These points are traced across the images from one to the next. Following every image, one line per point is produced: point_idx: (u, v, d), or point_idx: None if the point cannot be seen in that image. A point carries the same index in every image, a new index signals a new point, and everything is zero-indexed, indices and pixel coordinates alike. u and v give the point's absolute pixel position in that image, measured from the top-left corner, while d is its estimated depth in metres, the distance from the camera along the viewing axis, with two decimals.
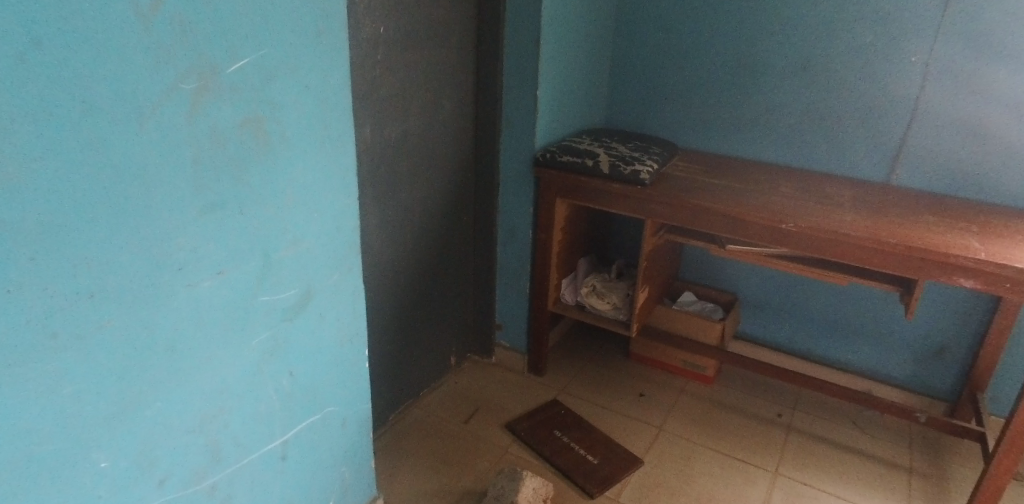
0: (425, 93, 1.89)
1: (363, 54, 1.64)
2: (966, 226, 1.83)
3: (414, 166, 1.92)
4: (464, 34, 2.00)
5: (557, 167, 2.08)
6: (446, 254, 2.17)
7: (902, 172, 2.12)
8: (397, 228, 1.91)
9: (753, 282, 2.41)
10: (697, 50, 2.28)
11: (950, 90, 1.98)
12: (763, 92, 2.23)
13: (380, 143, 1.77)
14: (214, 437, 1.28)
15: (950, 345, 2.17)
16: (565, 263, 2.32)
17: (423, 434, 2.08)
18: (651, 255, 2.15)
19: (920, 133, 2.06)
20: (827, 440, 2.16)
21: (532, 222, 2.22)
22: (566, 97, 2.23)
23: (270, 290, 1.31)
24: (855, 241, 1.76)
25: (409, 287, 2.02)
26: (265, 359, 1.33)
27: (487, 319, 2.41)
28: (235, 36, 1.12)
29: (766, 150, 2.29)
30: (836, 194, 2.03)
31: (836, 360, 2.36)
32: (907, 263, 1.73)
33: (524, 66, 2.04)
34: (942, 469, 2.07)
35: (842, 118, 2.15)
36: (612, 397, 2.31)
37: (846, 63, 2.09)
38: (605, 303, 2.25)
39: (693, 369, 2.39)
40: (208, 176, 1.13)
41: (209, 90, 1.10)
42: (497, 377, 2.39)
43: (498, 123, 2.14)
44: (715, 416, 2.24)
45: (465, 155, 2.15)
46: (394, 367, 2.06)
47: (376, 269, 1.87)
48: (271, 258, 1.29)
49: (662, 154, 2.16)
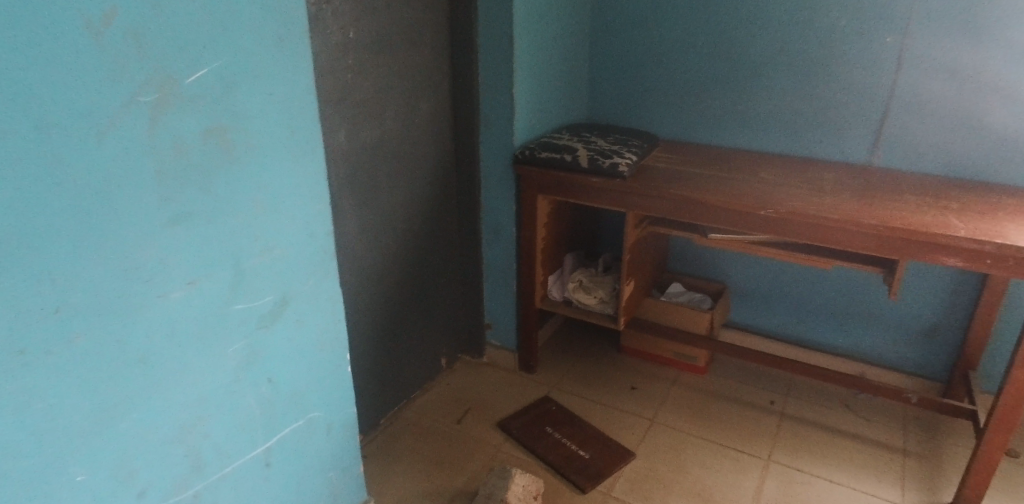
0: (400, 95, 1.90)
1: (333, 60, 1.64)
2: (947, 204, 1.83)
3: (392, 169, 1.92)
4: (437, 34, 2.00)
5: (538, 164, 2.07)
6: (431, 254, 2.17)
7: (885, 153, 2.11)
8: (378, 232, 1.92)
9: (741, 270, 2.40)
10: (673, 40, 2.28)
11: (926, 69, 1.98)
12: (742, 80, 2.23)
13: (357, 147, 1.78)
14: (195, 446, 1.28)
15: (941, 324, 2.16)
16: (551, 259, 2.32)
17: (416, 435, 2.09)
18: (636, 248, 2.15)
19: (901, 113, 2.05)
20: (821, 425, 2.16)
21: (516, 220, 2.23)
22: (544, 94, 2.22)
23: (244, 297, 1.30)
24: (835, 224, 1.76)
25: (393, 291, 2.03)
26: (242, 367, 1.33)
27: (477, 320, 2.41)
28: (194, 47, 1.12)
29: (748, 138, 2.29)
30: (818, 178, 2.02)
31: (827, 345, 2.35)
32: (888, 244, 1.73)
33: (499, 65, 2.05)
34: (935, 449, 2.06)
35: (821, 101, 2.14)
36: (604, 391, 2.31)
37: (822, 47, 2.09)
38: (592, 297, 2.24)
39: (685, 360, 2.39)
40: (172, 187, 1.13)
41: (169, 101, 1.10)
42: (489, 377, 2.39)
43: (477, 123, 2.14)
44: (708, 406, 2.23)
45: (445, 154, 2.15)
46: (383, 370, 2.06)
47: (360, 273, 1.87)
48: (243, 266, 1.29)
49: (642, 146, 2.16)
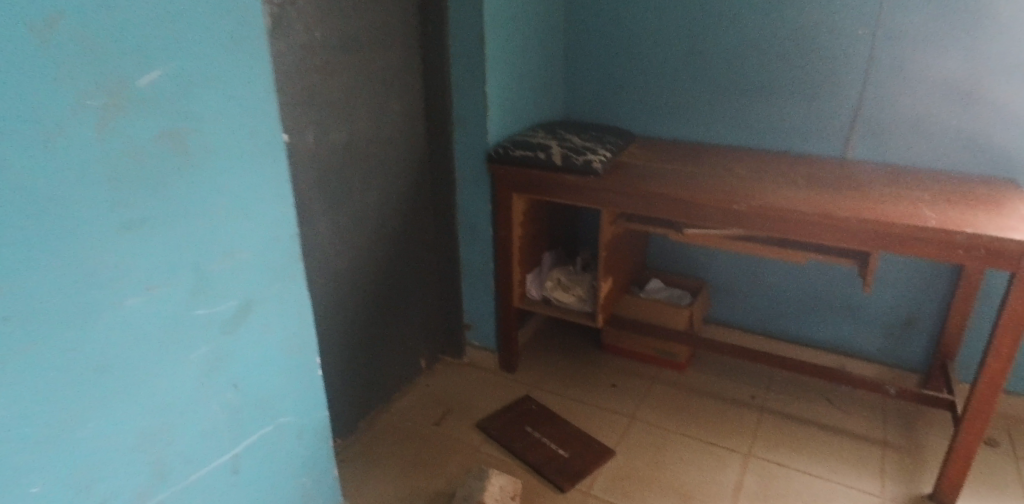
0: (370, 95, 1.88)
1: (297, 61, 1.62)
2: (920, 194, 1.83)
3: (364, 170, 1.91)
4: (407, 34, 1.98)
5: (512, 162, 2.06)
6: (406, 255, 2.15)
7: (859, 145, 2.11)
8: (351, 234, 1.90)
9: (720, 266, 2.40)
10: (647, 36, 2.27)
11: (899, 60, 1.98)
12: (716, 75, 2.22)
13: (326, 148, 1.76)
14: (158, 454, 1.26)
15: (918, 315, 2.17)
16: (529, 259, 2.31)
17: (394, 438, 2.08)
18: (612, 245, 2.14)
19: (873, 104, 2.05)
20: (801, 418, 2.15)
21: (492, 220, 2.21)
22: (518, 92, 2.21)
23: (206, 302, 1.28)
24: (808, 217, 1.76)
25: (368, 293, 2.01)
26: (207, 373, 1.31)
27: (456, 320, 2.40)
28: (145, 49, 1.09)
29: (723, 133, 2.28)
30: (792, 172, 2.02)
31: (806, 338, 2.35)
32: (861, 236, 1.73)
33: (470, 64, 2.03)
34: (915, 440, 2.06)
35: (794, 95, 2.14)
36: (585, 390, 2.30)
37: (794, 40, 2.08)
38: (570, 295, 2.23)
39: (665, 357, 2.38)
40: (125, 192, 1.11)
41: (120, 105, 1.08)
42: (469, 378, 2.37)
43: (451, 122, 2.12)
44: (688, 402, 2.23)
45: (418, 154, 2.13)
46: (359, 373, 2.04)
47: (332, 276, 1.86)
48: (204, 272, 1.26)
49: (617, 143, 2.15)
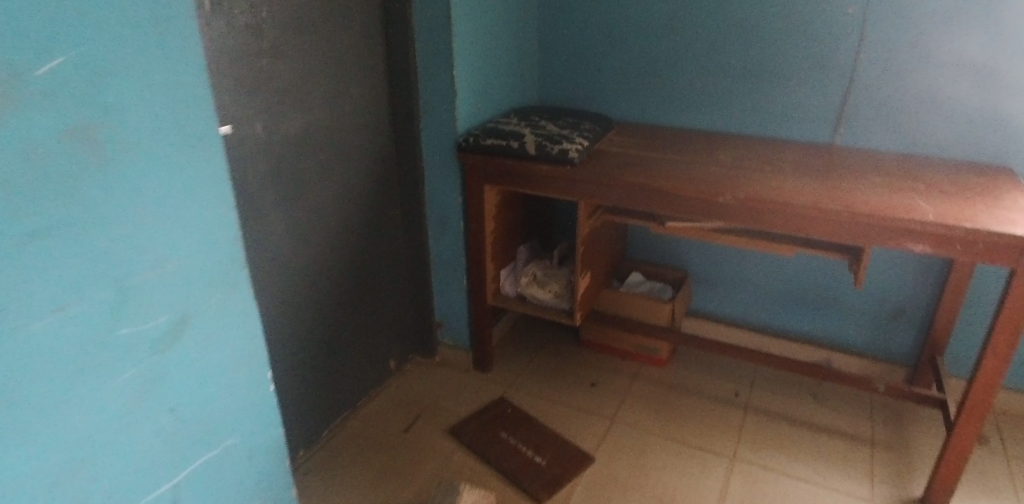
0: (326, 80, 1.73)
1: (241, 44, 1.46)
2: (914, 184, 1.73)
3: (321, 162, 1.76)
4: (368, 13, 1.83)
5: (482, 152, 1.92)
6: (371, 252, 2.02)
7: (847, 130, 2.00)
8: (307, 231, 1.76)
9: (702, 257, 2.29)
10: (626, 15, 2.14)
11: (890, 41, 1.87)
12: (698, 56, 2.10)
13: (278, 140, 1.61)
14: (80, 493, 1.12)
15: (906, 307, 2.09)
16: (503, 253, 2.18)
17: (361, 447, 1.96)
18: (590, 238, 2.01)
19: (863, 88, 1.94)
20: (786, 417, 2.07)
21: (463, 212, 2.08)
22: (489, 75, 2.07)
23: (132, 321, 1.13)
24: (797, 210, 1.65)
25: (329, 294, 1.87)
26: (136, 398, 1.17)
27: (427, 318, 2.27)
28: (43, 33, 0.94)
29: (705, 117, 2.16)
30: (778, 159, 1.91)
31: (791, 331, 2.27)
32: (852, 230, 1.62)
33: (436, 46, 1.88)
34: (903, 439, 1.99)
35: (780, 78, 2.02)
36: (562, 390, 2.19)
37: (780, 19, 1.96)
38: (546, 292, 2.11)
39: (646, 353, 2.28)
40: (25, 199, 0.96)
41: (13, 99, 0.92)
42: (441, 378, 2.25)
43: (417, 109, 1.98)
44: (670, 401, 2.13)
45: (382, 144, 1.99)
46: (321, 379, 1.91)
47: (287, 277, 1.72)
48: (128, 286, 1.12)
49: (595, 129, 2.02)
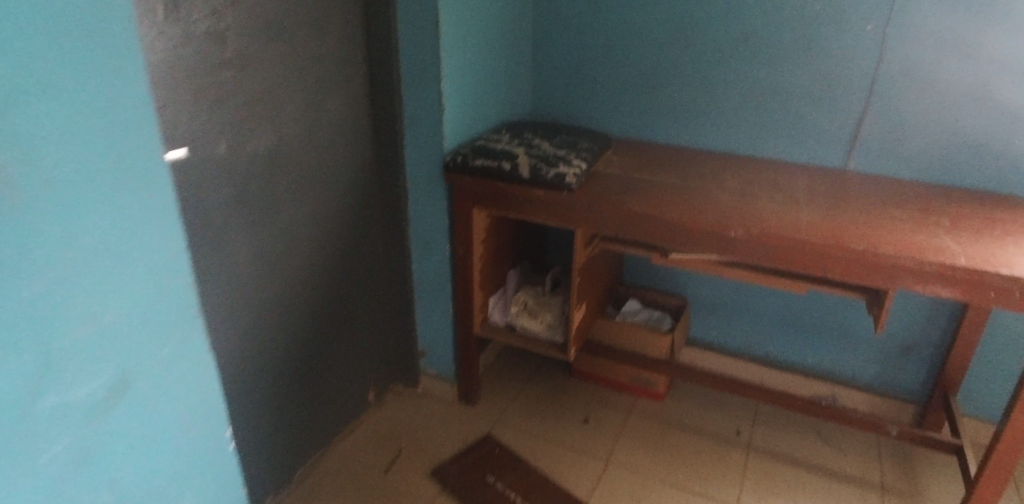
0: (301, 94, 1.56)
1: (202, 55, 1.30)
2: (937, 219, 1.60)
3: (293, 183, 1.60)
4: (348, 20, 1.66)
5: (471, 173, 1.77)
6: (350, 278, 1.85)
7: (860, 155, 1.88)
8: (277, 260, 1.59)
9: (701, 284, 2.16)
10: (626, 26, 1.99)
11: (910, 62, 1.74)
12: (703, 72, 1.95)
13: (244, 161, 1.44)
14: None
15: (917, 343, 1.97)
16: (491, 279, 2.03)
17: (336, 491, 1.80)
18: (586, 267, 1.87)
19: (881, 109, 1.81)
20: (792, 460, 1.94)
21: (449, 236, 1.93)
22: (479, 88, 1.91)
23: (60, 388, 0.89)
24: (816, 248, 1.50)
25: (301, 327, 1.71)
26: (62, 481, 0.93)
27: (409, 346, 2.12)
28: None
29: (709, 137, 2.02)
30: (788, 186, 1.78)
31: (794, 363, 2.14)
32: (874, 270, 1.48)
33: (423, 58, 1.72)
34: (916, 485, 1.87)
35: (791, 97, 1.89)
36: (553, 426, 2.05)
37: (794, 33, 1.82)
38: (537, 322, 1.96)
39: (642, 386, 2.14)
40: None
41: None
42: (424, 411, 2.10)
43: (400, 124, 1.82)
44: (668, 440, 2.00)
45: (363, 161, 1.83)
46: (292, 418, 1.75)
47: (254, 311, 1.55)
48: (51, 348, 0.87)
49: (593, 149, 1.87)
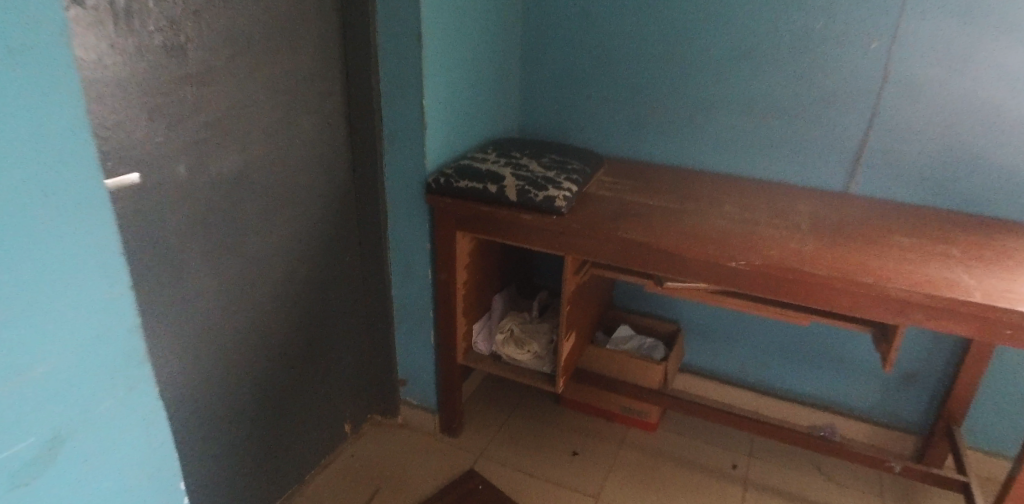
0: (270, 111, 1.45)
1: (158, 70, 1.18)
2: (946, 249, 1.51)
3: (262, 207, 1.49)
4: (323, 32, 1.56)
5: (454, 195, 1.66)
6: (325, 305, 1.74)
7: (863, 178, 1.80)
8: (243, 289, 1.48)
9: (696, 309, 2.06)
10: (620, 40, 1.90)
11: (916, 82, 1.66)
12: (700, 88, 1.87)
13: (206, 184, 1.33)
14: None
15: (920, 372, 1.88)
16: (476, 305, 1.92)
17: None
18: (576, 294, 1.77)
19: (885, 131, 1.73)
20: (790, 496, 1.85)
21: (431, 260, 1.82)
22: (464, 104, 1.81)
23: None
24: (822, 281, 1.41)
25: (270, 359, 1.59)
26: None
27: (388, 375, 2.01)
28: None
29: (705, 157, 1.93)
30: (790, 211, 1.69)
31: (791, 391, 2.05)
32: (882, 302, 1.39)
33: (404, 72, 1.62)
34: None
35: (791, 116, 1.80)
36: (540, 459, 1.94)
37: (794, 51, 1.74)
38: (524, 352, 1.85)
39: (633, 416, 2.04)
40: None
41: None
42: (403, 443, 1.99)
43: (380, 142, 1.71)
44: (660, 474, 1.89)
45: (339, 181, 1.72)
46: (259, 456, 1.63)
47: (217, 345, 1.44)
48: None
49: (584, 170, 1.78)
